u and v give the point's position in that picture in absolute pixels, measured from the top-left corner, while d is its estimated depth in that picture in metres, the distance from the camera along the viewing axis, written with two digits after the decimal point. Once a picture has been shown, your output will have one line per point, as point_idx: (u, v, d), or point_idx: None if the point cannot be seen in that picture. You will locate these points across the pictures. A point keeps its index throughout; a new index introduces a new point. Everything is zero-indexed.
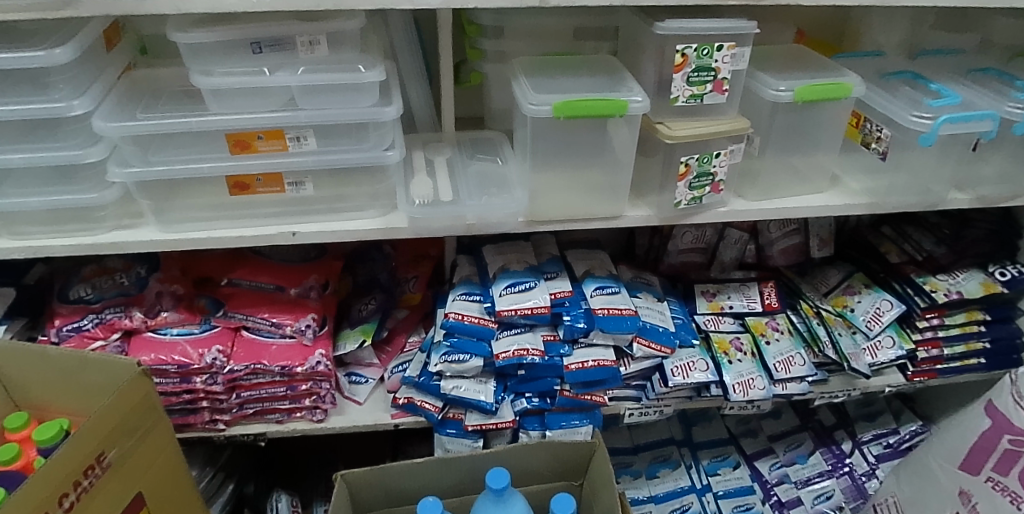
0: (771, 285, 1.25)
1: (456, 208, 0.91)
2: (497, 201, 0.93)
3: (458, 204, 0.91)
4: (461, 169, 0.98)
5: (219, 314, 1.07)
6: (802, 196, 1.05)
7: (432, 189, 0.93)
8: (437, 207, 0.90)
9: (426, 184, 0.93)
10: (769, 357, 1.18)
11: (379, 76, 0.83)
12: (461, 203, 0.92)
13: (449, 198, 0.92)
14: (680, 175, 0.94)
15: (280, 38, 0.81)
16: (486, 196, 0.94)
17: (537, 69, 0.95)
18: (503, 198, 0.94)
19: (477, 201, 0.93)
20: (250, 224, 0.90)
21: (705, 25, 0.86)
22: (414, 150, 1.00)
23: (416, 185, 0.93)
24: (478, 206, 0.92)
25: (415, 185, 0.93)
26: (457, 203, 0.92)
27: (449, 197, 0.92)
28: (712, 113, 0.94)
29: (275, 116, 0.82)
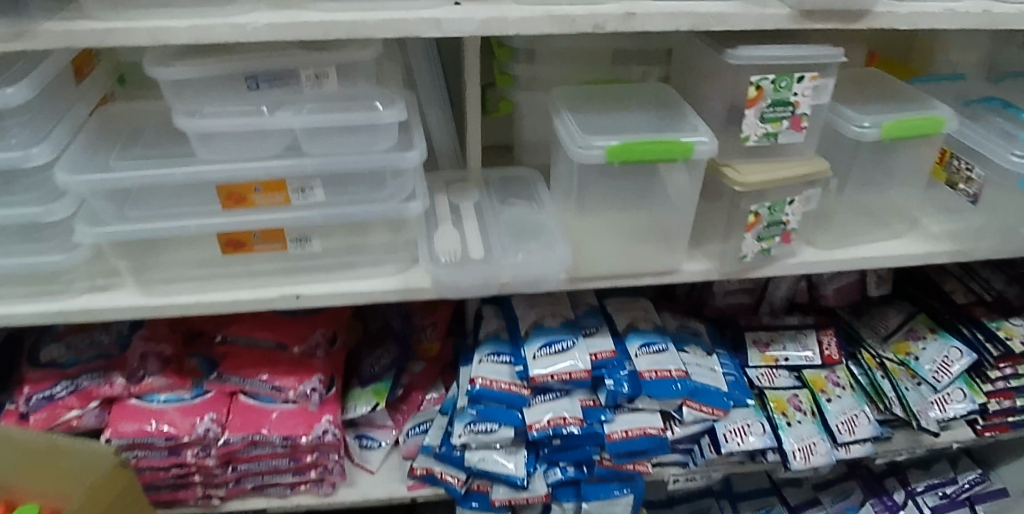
0: (831, 333, 1.11)
1: (487, 267, 0.77)
2: (535, 256, 0.79)
3: (491, 261, 0.78)
4: (492, 217, 0.85)
5: (213, 377, 0.94)
6: (880, 243, 0.92)
7: (460, 243, 0.80)
8: (466, 266, 0.77)
9: (452, 237, 0.80)
10: (832, 418, 1.04)
11: (398, 115, 0.70)
12: (495, 260, 0.78)
13: (480, 255, 0.78)
14: (747, 226, 0.81)
15: (280, 72, 0.67)
16: (522, 251, 0.80)
17: (581, 102, 0.81)
18: (542, 253, 0.80)
19: (513, 257, 0.79)
20: (246, 286, 0.77)
21: (785, 53, 0.73)
22: (436, 193, 0.87)
23: (441, 239, 0.80)
24: (514, 265, 0.78)
25: (441, 238, 0.80)
26: (490, 260, 0.78)
27: (480, 253, 0.78)
28: (787, 153, 0.80)
29: (278, 166, 0.69)
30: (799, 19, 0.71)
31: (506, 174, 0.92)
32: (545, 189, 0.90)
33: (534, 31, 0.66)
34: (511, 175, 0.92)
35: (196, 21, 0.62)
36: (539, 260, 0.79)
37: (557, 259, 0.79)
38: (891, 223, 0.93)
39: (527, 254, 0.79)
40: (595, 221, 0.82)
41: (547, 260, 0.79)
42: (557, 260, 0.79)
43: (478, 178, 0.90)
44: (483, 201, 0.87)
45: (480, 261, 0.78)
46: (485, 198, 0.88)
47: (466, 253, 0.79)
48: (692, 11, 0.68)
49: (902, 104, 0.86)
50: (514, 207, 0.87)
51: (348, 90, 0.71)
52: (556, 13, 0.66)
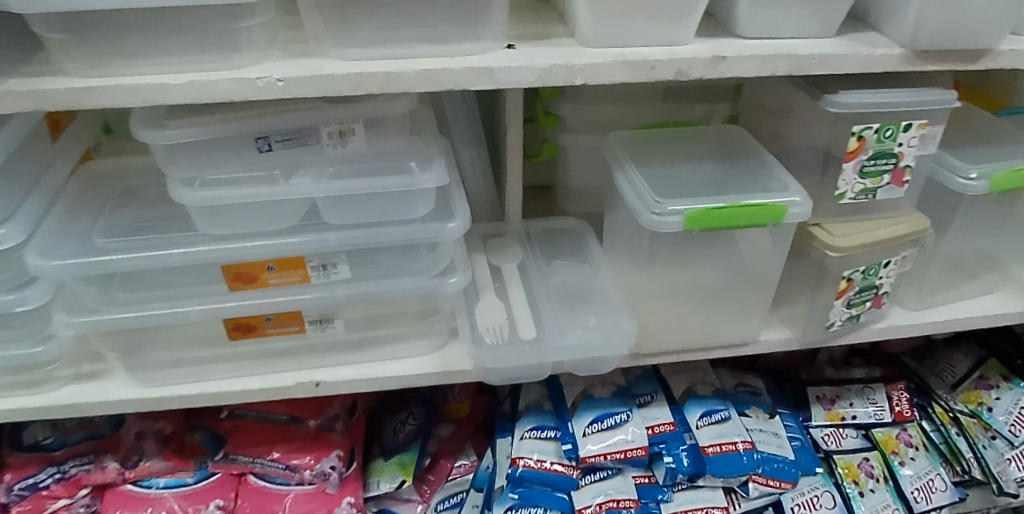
0: (902, 387, 1.00)
1: (539, 350, 0.65)
2: (599, 333, 0.67)
3: (544, 341, 0.66)
4: (540, 284, 0.74)
5: (218, 458, 0.81)
6: (972, 300, 0.82)
7: (507, 318, 0.69)
8: (516, 348, 0.65)
9: (496, 308, 0.69)
10: (907, 485, 0.93)
11: (438, 180, 0.59)
12: (548, 338, 0.67)
13: (532, 334, 0.67)
14: (838, 292, 0.70)
15: (297, 130, 0.56)
16: (580, 329, 0.68)
17: (642, 152, 0.72)
18: (605, 330, 0.68)
19: (571, 336, 0.67)
20: (257, 370, 0.66)
21: (894, 98, 0.62)
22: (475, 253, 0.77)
23: (483, 312, 0.69)
24: (570, 346, 0.66)
25: (482, 309, 0.70)
26: (542, 342, 0.66)
27: (532, 333, 0.67)
28: (882, 210, 0.70)
29: (296, 241, 0.58)
30: (911, 59, 0.60)
31: (555, 226, 0.82)
32: (601, 247, 0.79)
33: (605, 79, 0.55)
34: (560, 229, 0.82)
35: (195, 75, 0.50)
36: (602, 340, 0.67)
37: (623, 334, 0.67)
38: (984, 276, 0.82)
39: (587, 333, 0.68)
40: (659, 288, 0.71)
41: (609, 337, 0.67)
42: (622, 337, 0.67)
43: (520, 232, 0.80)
44: (526, 258, 0.77)
45: (531, 341, 0.66)
46: (529, 258, 0.77)
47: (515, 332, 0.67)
48: (791, 52, 0.57)
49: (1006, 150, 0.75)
50: (566, 267, 0.77)
51: (379, 148, 0.61)
52: (631, 57, 0.54)
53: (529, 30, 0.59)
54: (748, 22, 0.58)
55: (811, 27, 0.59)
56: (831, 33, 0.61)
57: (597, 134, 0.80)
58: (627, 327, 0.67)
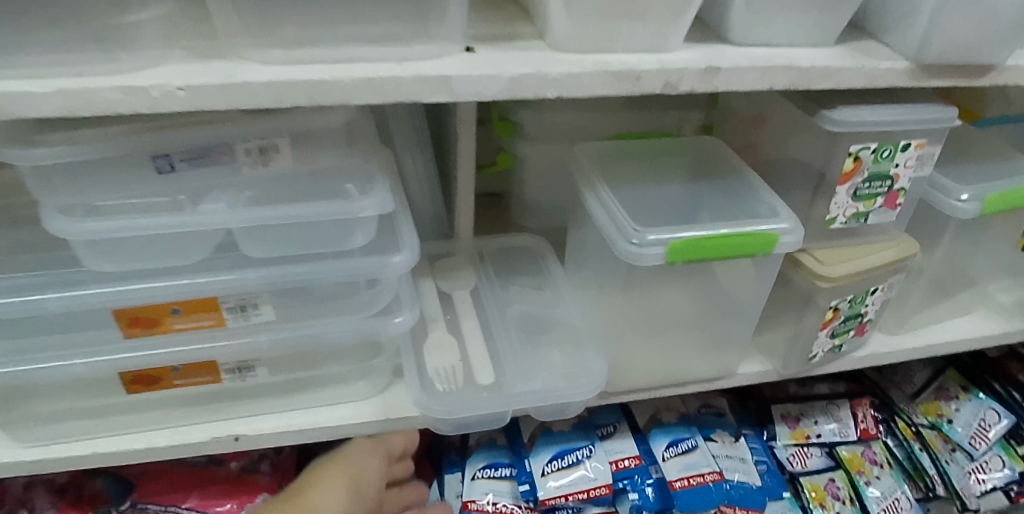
0: (867, 404, 0.98)
1: (500, 398, 0.58)
2: (567, 377, 0.61)
3: (505, 388, 0.59)
4: (497, 319, 0.67)
5: (124, 508, 0.69)
6: (950, 322, 0.78)
7: (461, 360, 0.61)
8: (472, 397, 0.58)
9: (448, 347, 0.62)
10: (873, 506, 0.91)
11: (382, 208, 0.49)
12: (508, 385, 0.59)
13: (490, 380, 0.59)
14: (824, 323, 0.64)
15: (206, 147, 0.46)
16: (545, 373, 0.62)
17: (612, 169, 0.64)
18: (574, 373, 0.61)
19: (535, 381, 0.60)
20: (165, 423, 0.55)
21: (894, 115, 0.56)
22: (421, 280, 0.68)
23: (434, 353, 0.61)
24: (534, 390, 0.59)
25: (430, 349, 0.62)
26: (503, 388, 0.59)
27: (489, 379, 0.59)
28: (871, 234, 0.64)
29: (208, 281, 0.48)
30: (916, 75, 0.54)
31: (512, 248, 0.75)
32: (563, 274, 0.72)
33: (582, 91, 0.46)
34: (517, 252, 0.75)
35: (67, 81, 0.39)
36: (570, 385, 0.60)
37: (593, 377, 0.60)
38: (963, 297, 0.79)
39: (555, 378, 0.61)
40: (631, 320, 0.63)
41: (578, 382, 0.60)
42: (592, 381, 0.60)
43: (474, 255, 0.73)
44: (482, 284, 0.70)
45: (489, 389, 0.59)
46: (484, 288, 0.70)
47: (470, 378, 0.60)
48: (793, 63, 0.49)
49: (993, 169, 0.71)
50: (525, 295, 0.70)
51: (312, 168, 0.52)
52: (615, 67, 0.46)
53: (491, 29, 0.50)
54: (743, 27, 0.51)
55: (811, 35, 0.52)
56: (831, 42, 0.54)
57: (561, 144, 0.72)
58: (598, 371, 0.61)
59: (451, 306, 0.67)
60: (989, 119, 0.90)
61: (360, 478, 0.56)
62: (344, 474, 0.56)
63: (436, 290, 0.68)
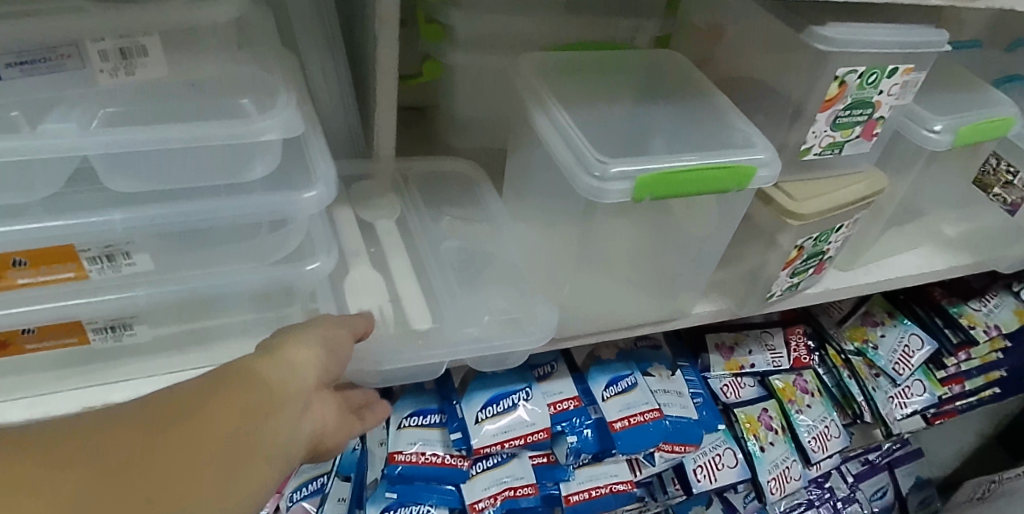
0: (800, 331, 0.97)
1: (437, 347, 0.51)
2: (511, 323, 0.54)
3: (441, 336, 0.52)
4: (430, 256, 0.58)
5: None
6: (898, 257, 0.76)
7: (388, 302, 0.53)
8: (402, 349, 0.50)
9: (371, 287, 0.53)
10: (803, 434, 0.93)
11: (285, 133, 0.39)
12: (444, 333, 0.52)
13: (424, 326, 0.52)
14: (787, 262, 0.59)
15: (37, 45, 0.34)
16: (488, 318, 0.54)
17: (562, 88, 0.55)
18: (518, 319, 0.55)
19: (473, 328, 0.53)
20: (18, 394, 0.44)
21: (885, 35, 0.49)
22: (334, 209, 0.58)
23: (354, 292, 0.53)
24: (475, 337, 0.52)
25: (352, 291, 0.53)
26: (440, 335, 0.52)
27: (426, 324, 0.52)
28: (839, 167, 0.59)
29: (61, 226, 0.37)
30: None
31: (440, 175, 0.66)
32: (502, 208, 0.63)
33: None
34: (448, 180, 0.66)
35: None
36: (512, 334, 0.53)
37: (539, 322, 0.54)
38: (911, 230, 0.76)
39: (496, 324, 0.54)
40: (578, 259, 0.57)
41: (520, 330, 0.54)
42: (538, 330, 0.54)
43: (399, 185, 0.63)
44: (409, 215, 0.61)
45: (423, 337, 0.51)
46: (410, 220, 0.61)
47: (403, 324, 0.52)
48: None
49: (961, 98, 0.67)
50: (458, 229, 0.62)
51: (188, 78, 0.40)
52: None
53: None
54: None
55: None
56: None
57: (501, 55, 0.61)
58: (543, 318, 0.54)
59: (372, 244, 0.58)
60: (957, 42, 0.83)
61: (337, 348, 0.41)
62: (317, 339, 0.39)
63: (355, 222, 0.58)
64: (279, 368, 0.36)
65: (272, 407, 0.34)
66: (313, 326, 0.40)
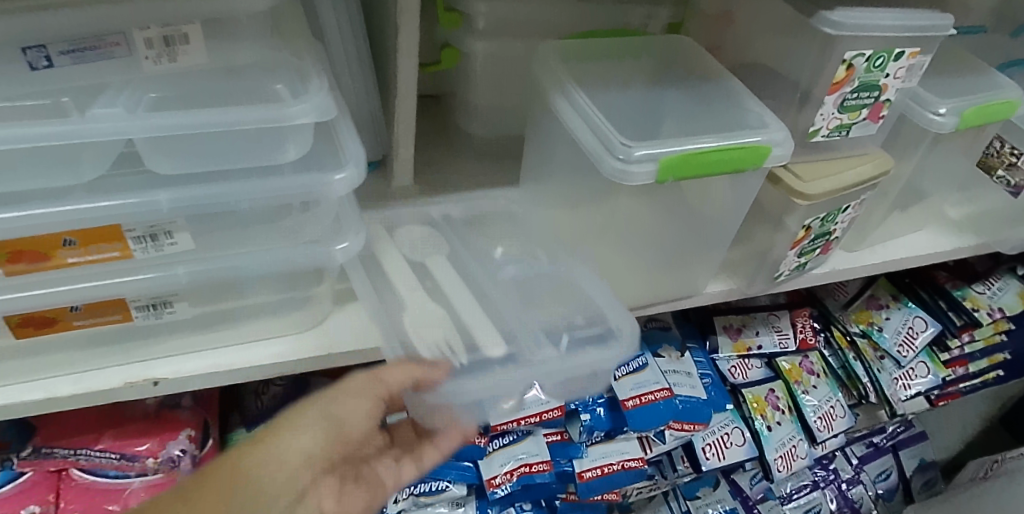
0: (806, 314, 0.99)
1: (521, 369, 0.51)
2: (592, 340, 0.55)
3: (521, 358, 0.52)
4: (489, 283, 0.58)
5: (25, 454, 0.64)
6: (903, 238, 0.78)
7: (455, 329, 0.53)
8: (488, 372, 0.50)
9: (434, 318, 0.53)
10: (810, 414, 0.95)
11: (321, 115, 0.41)
12: (527, 356, 0.52)
13: (502, 351, 0.52)
14: (794, 242, 0.61)
15: (84, 33, 0.35)
16: (566, 336, 0.55)
17: (579, 71, 0.57)
18: (600, 335, 0.56)
19: (549, 347, 0.54)
20: (64, 368, 0.47)
21: (892, 19, 0.51)
22: (377, 250, 0.57)
23: (419, 319, 0.53)
24: (558, 364, 0.52)
25: (415, 321, 0.52)
26: (519, 357, 0.52)
27: (500, 349, 0.52)
28: (847, 148, 0.60)
29: (111, 206, 0.39)
30: None
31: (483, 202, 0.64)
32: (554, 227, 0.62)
33: None
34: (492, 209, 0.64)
35: None
36: (599, 346, 0.55)
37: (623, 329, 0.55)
38: (916, 213, 0.78)
39: (576, 342, 0.55)
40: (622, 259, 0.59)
41: (602, 343, 0.55)
42: (623, 342, 0.54)
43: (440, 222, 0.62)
44: (459, 249, 0.60)
45: (508, 359, 0.52)
46: (460, 252, 0.60)
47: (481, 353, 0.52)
48: None
49: (966, 81, 0.68)
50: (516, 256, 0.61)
51: (224, 65, 0.42)
52: None
53: None
54: None
55: None
56: None
57: (517, 41, 0.63)
58: (626, 329, 0.55)
59: (395, 225, 0.60)
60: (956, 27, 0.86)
61: (343, 428, 0.51)
62: (324, 420, 0.50)
63: (378, 205, 0.60)
64: (289, 452, 0.49)
65: (268, 493, 0.47)
66: (330, 408, 0.51)
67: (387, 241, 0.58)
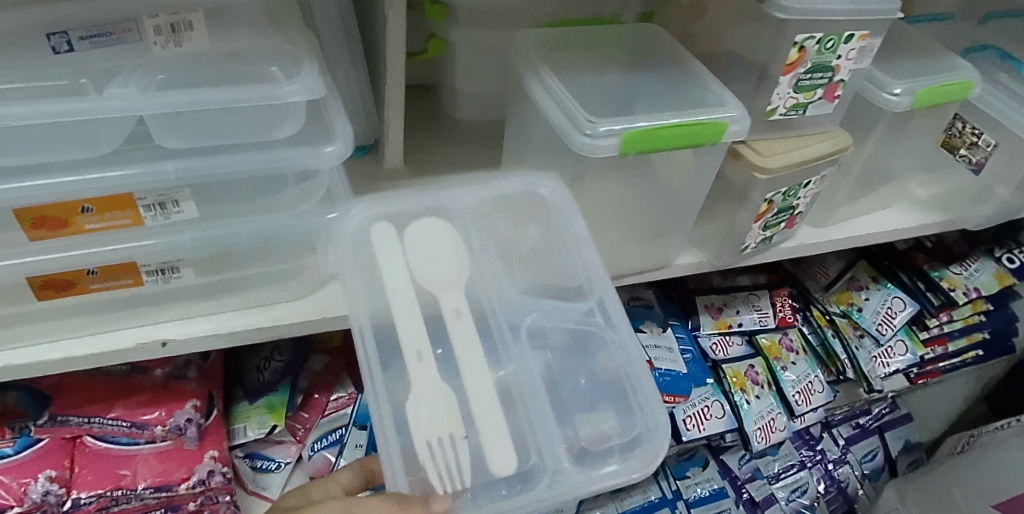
0: (785, 294, 1.03)
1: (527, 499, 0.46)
2: (620, 450, 0.50)
3: (528, 480, 0.48)
4: (510, 342, 0.54)
5: (42, 422, 0.68)
6: (871, 216, 0.82)
7: (460, 421, 0.48)
8: (492, 502, 0.46)
9: (441, 409, 0.47)
10: (788, 388, 0.99)
11: (312, 93, 0.45)
12: (540, 473, 0.48)
13: (510, 469, 0.47)
14: (758, 215, 0.65)
15: (104, 22, 0.40)
16: (582, 442, 0.51)
17: (557, 57, 0.62)
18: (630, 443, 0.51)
19: (567, 458, 0.49)
20: (82, 330, 0.51)
21: (840, 4, 0.55)
22: (383, 269, 0.52)
23: (423, 408, 0.47)
24: (571, 487, 0.48)
25: (417, 404, 0.47)
26: (525, 479, 0.47)
27: (510, 468, 0.47)
28: (807, 126, 0.64)
29: (121, 175, 0.43)
30: None
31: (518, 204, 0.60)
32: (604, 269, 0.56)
33: None
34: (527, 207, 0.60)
35: None
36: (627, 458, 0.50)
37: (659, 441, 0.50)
38: (885, 192, 0.82)
39: (594, 451, 0.50)
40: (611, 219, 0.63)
41: (628, 453, 0.50)
42: (639, 464, 0.49)
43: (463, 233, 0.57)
44: (479, 283, 0.56)
45: (518, 479, 0.47)
46: (479, 289, 0.56)
47: (487, 473, 0.47)
48: None
49: (925, 64, 0.72)
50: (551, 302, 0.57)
51: (224, 50, 0.46)
52: None
53: None
54: None
55: None
56: None
57: (498, 32, 0.67)
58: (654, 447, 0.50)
59: None
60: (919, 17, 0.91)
61: None
62: None
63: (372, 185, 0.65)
64: None
65: None
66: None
67: (398, 257, 0.53)
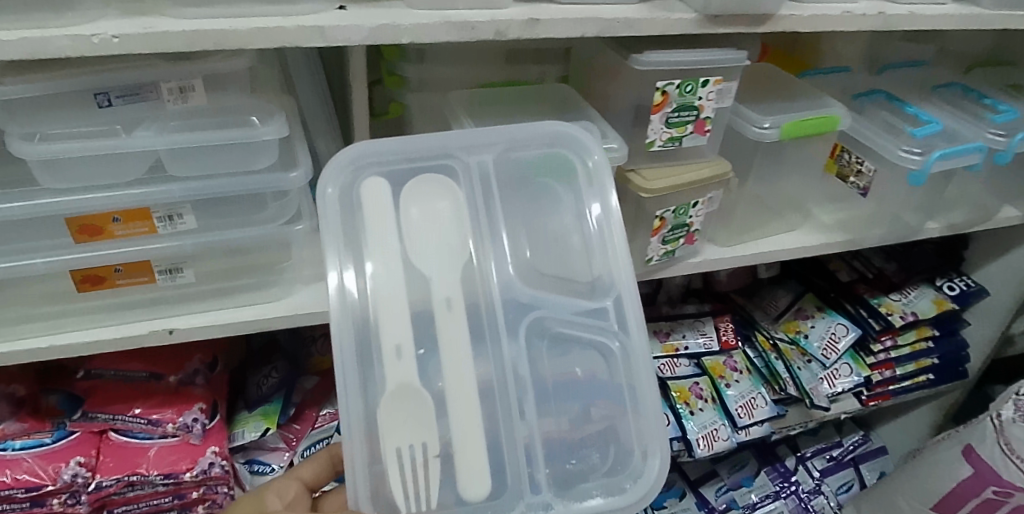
0: (728, 320, 1.15)
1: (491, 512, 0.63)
2: (598, 483, 0.68)
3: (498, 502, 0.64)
4: (512, 346, 0.67)
5: (76, 417, 0.83)
6: (778, 237, 0.94)
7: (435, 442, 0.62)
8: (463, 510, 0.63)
9: (411, 425, 0.61)
10: (731, 403, 1.09)
11: (279, 132, 0.63)
12: (517, 501, 0.65)
13: (480, 498, 0.63)
14: (653, 230, 0.79)
15: (135, 86, 0.58)
16: (558, 443, 0.67)
17: (478, 109, 0.79)
18: (611, 481, 0.68)
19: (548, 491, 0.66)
20: (108, 320, 0.66)
21: (690, 58, 0.71)
22: (376, 255, 0.61)
23: (394, 421, 0.60)
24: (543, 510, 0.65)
25: (390, 409, 0.60)
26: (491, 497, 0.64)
27: (479, 494, 0.63)
28: (688, 157, 0.80)
29: (140, 193, 0.61)
30: (705, 24, 0.68)
31: (523, 175, 0.69)
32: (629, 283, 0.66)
33: (430, 39, 0.59)
34: (535, 182, 0.69)
35: (26, 32, 0.49)
36: (607, 495, 0.67)
37: (640, 487, 0.67)
38: (787, 216, 0.95)
39: (568, 476, 0.67)
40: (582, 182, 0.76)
41: (605, 477, 0.68)
42: (616, 497, 0.67)
43: (464, 201, 0.66)
44: (472, 273, 0.66)
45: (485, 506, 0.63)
46: (472, 274, 0.66)
47: (455, 490, 0.63)
48: (598, 16, 0.63)
49: (801, 104, 0.87)
50: (558, 305, 0.68)
51: (218, 105, 0.64)
52: (454, 19, 0.59)
53: None
54: None
55: None
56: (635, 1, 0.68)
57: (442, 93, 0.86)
58: (636, 485, 0.67)
59: None
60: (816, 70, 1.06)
61: None
62: None
63: None
64: None
65: None
66: None
67: (391, 231, 0.62)
